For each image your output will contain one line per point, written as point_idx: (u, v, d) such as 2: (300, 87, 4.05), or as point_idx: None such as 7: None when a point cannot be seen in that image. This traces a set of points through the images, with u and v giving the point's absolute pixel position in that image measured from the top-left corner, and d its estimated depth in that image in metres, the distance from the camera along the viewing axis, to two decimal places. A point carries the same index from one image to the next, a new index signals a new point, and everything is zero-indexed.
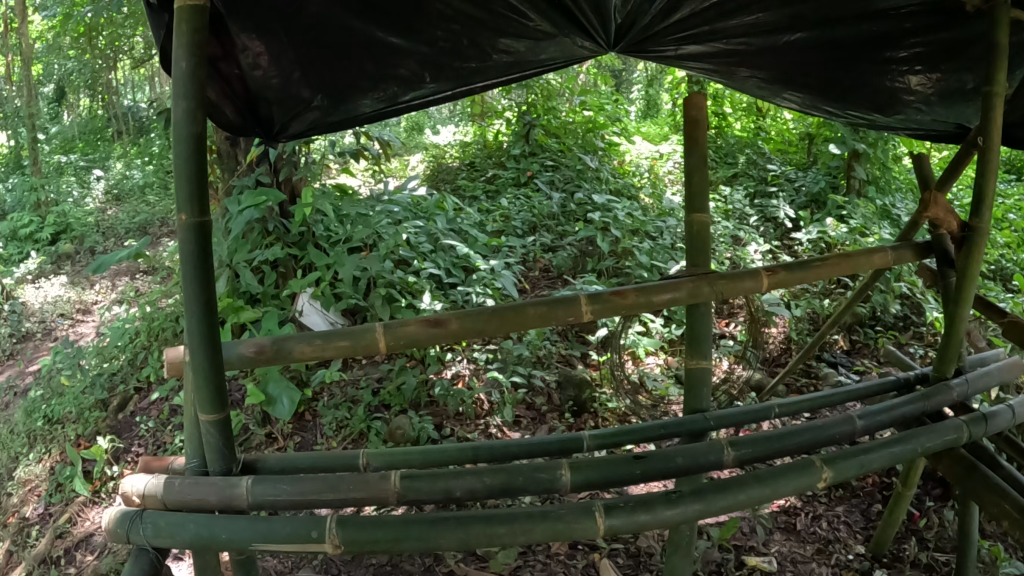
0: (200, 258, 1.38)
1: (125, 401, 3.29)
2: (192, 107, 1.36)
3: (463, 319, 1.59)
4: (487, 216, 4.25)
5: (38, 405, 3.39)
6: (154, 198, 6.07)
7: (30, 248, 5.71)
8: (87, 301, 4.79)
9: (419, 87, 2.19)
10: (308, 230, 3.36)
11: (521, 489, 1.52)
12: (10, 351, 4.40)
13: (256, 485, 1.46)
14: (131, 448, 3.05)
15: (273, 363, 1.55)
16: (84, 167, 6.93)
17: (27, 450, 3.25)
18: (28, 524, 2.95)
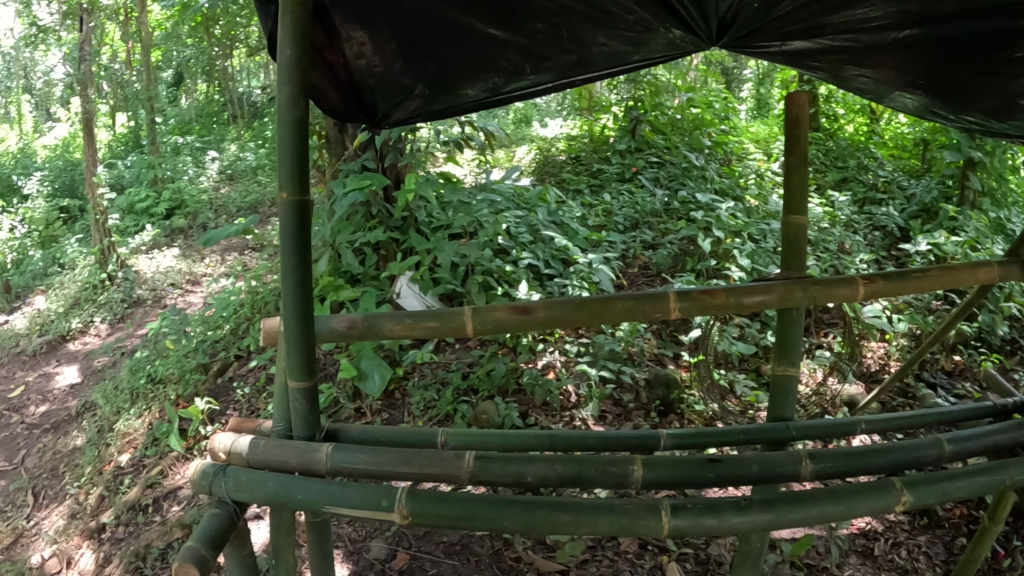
0: (297, 235, 1.42)
1: (224, 367, 3.41)
2: (294, 93, 1.39)
3: (551, 308, 1.60)
4: (590, 210, 4.28)
5: (143, 365, 3.58)
6: (265, 178, 6.28)
7: (146, 221, 6.00)
8: (197, 273, 4.99)
9: (520, 79, 2.20)
10: (410, 215, 3.43)
11: (593, 481, 1.50)
12: (122, 316, 4.65)
13: (335, 452, 1.50)
14: (225, 411, 3.16)
15: (364, 338, 1.59)
16: (200, 148, 7.23)
17: (128, 405, 3.41)
18: (122, 473, 3.09)
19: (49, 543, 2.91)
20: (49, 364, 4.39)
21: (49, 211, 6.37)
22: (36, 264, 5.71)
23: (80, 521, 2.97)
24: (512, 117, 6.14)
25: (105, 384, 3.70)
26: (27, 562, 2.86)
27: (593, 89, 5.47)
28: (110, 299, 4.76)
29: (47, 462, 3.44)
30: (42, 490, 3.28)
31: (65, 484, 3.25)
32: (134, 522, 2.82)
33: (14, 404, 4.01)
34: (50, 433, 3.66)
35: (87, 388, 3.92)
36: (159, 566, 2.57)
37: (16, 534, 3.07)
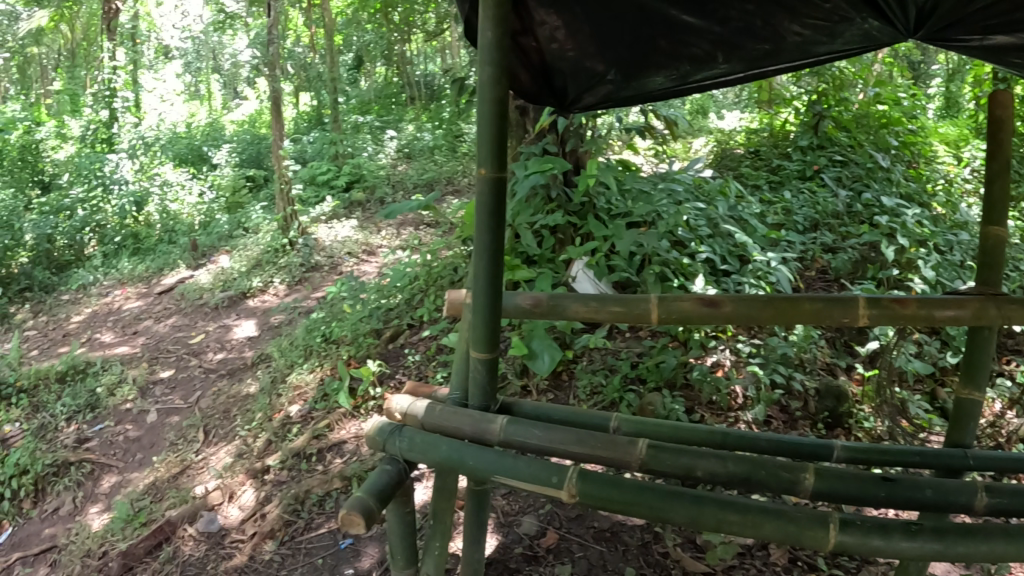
0: (494, 213, 1.41)
1: (397, 334, 3.58)
2: (496, 74, 1.35)
3: (738, 303, 1.56)
4: (768, 208, 4.14)
5: (318, 325, 3.80)
6: (441, 158, 6.51)
7: (326, 193, 6.35)
8: (373, 245, 5.24)
9: (712, 67, 2.15)
10: (590, 201, 3.44)
11: (762, 484, 1.44)
12: (300, 278, 4.97)
13: (509, 424, 1.53)
14: (395, 374, 3.32)
15: (547, 317, 1.63)
16: (378, 127, 7.56)
17: (300, 360, 3.63)
18: (290, 422, 3.29)
19: (217, 476, 3.08)
20: (230, 317, 4.73)
21: (237, 178, 6.88)
22: (223, 228, 6.15)
23: (246, 460, 3.16)
24: (688, 108, 6.07)
25: (281, 339, 3.96)
26: (194, 492, 3.02)
27: (774, 81, 5.29)
28: (290, 263, 5.10)
29: (221, 405, 3.67)
30: (212, 428, 3.50)
31: (235, 426, 3.45)
32: (298, 468, 2.99)
33: (194, 349, 4.36)
34: (224, 378, 3.94)
35: (263, 342, 4.21)
36: (316, 510, 2.73)
37: (185, 466, 3.26)
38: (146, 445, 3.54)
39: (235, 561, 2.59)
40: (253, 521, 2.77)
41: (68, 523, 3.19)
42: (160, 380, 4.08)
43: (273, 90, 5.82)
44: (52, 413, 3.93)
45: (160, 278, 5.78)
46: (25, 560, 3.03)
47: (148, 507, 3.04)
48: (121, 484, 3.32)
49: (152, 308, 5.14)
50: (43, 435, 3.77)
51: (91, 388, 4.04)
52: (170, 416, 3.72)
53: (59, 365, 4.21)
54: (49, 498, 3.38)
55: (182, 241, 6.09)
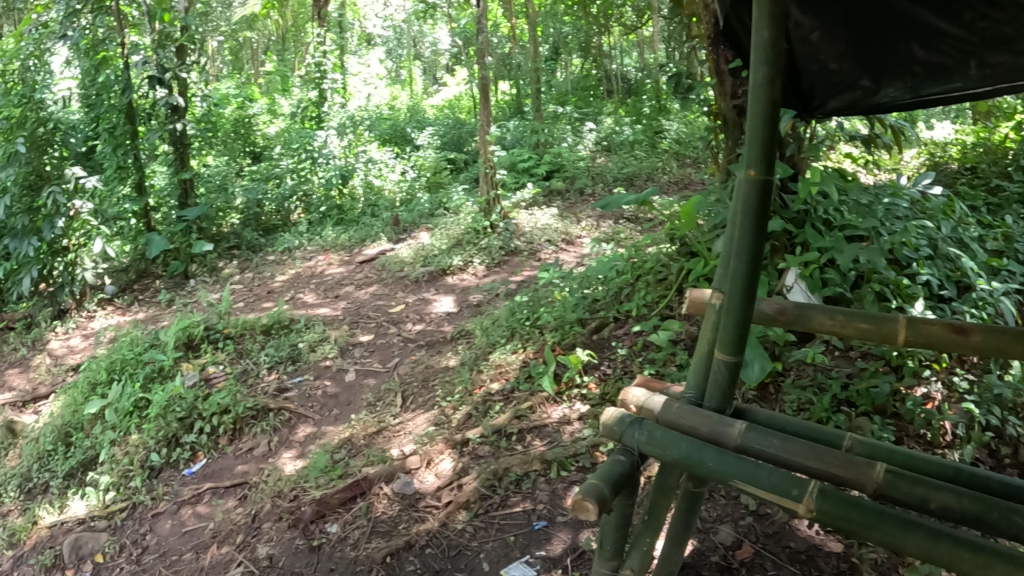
0: (757, 216, 1.37)
1: (602, 326, 3.65)
2: (771, 76, 1.30)
3: (987, 335, 1.35)
4: (988, 232, 3.69)
5: (522, 309, 3.95)
6: (641, 153, 6.80)
7: (527, 180, 6.59)
8: (573, 233, 5.42)
9: (955, 80, 1.98)
10: (809, 210, 3.27)
11: (1003, 532, 1.21)
12: (500, 261, 5.16)
13: (750, 431, 1.44)
14: (600, 366, 3.38)
15: (792, 325, 1.60)
16: (576, 118, 7.92)
17: (503, 340, 3.77)
18: (491, 398, 3.39)
19: (414, 443, 3.20)
20: (429, 291, 4.93)
21: (438, 159, 7.40)
22: (423, 206, 6.53)
23: (445, 430, 3.24)
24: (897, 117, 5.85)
25: (483, 319, 4.11)
26: (391, 454, 3.18)
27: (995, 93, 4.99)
28: (490, 245, 5.29)
29: (418, 373, 3.84)
30: (411, 397, 3.62)
31: (436, 396, 3.55)
32: (498, 445, 3.07)
33: (393, 318, 4.58)
34: (423, 348, 4.12)
35: (461, 319, 4.39)
36: (512, 489, 2.80)
37: (380, 428, 3.39)
38: (343, 403, 3.75)
39: (428, 524, 2.70)
40: (448, 490, 2.87)
41: (261, 463, 3.41)
42: (359, 343, 4.32)
43: (482, 77, 5.92)
44: (254, 361, 4.16)
45: (362, 249, 6.12)
46: (217, 491, 3.28)
47: (343, 463, 3.19)
48: (316, 435, 3.52)
49: (353, 276, 5.44)
50: (245, 379, 4.00)
51: (293, 342, 4.29)
52: (366, 378, 3.93)
53: (265, 319, 4.49)
54: (244, 438, 3.59)
55: (384, 215, 6.49)
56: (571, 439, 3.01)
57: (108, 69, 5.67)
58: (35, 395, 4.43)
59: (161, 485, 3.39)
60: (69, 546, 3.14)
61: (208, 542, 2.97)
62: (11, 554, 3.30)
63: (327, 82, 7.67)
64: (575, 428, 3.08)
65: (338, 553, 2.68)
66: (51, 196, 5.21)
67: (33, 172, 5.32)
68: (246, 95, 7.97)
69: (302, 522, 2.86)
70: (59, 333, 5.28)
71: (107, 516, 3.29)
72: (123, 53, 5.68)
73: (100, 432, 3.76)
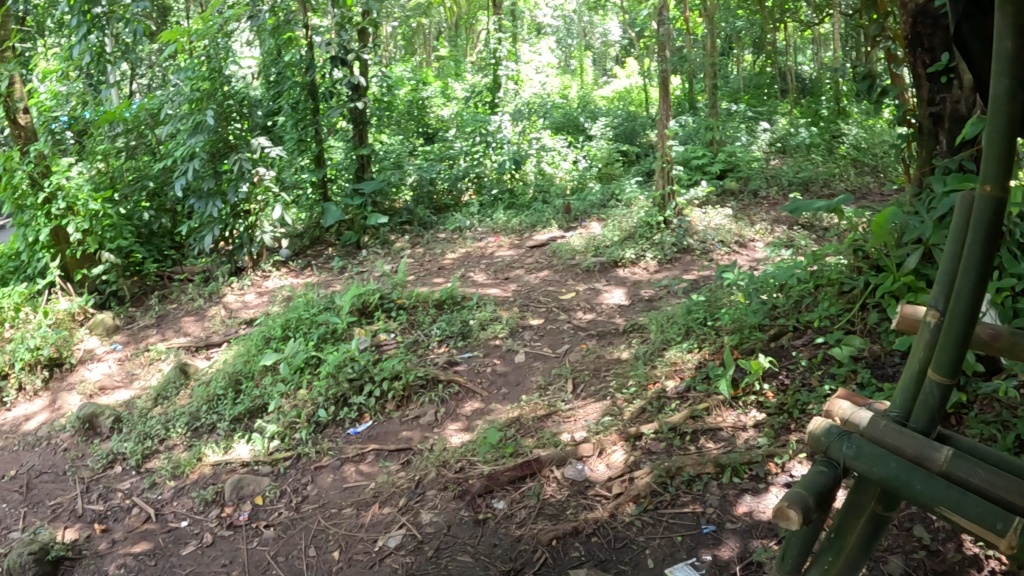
0: (990, 235, 1.24)
1: (781, 334, 3.64)
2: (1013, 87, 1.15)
3: None
4: None
5: (699, 309, 4.05)
6: (817, 158, 7.46)
7: (701, 177, 7.38)
8: (746, 236, 5.84)
9: None
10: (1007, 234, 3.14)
11: None
12: (672, 258, 5.62)
13: (958, 458, 1.36)
14: (780, 375, 3.37)
15: (1007, 351, 1.48)
16: (750, 118, 8.80)
17: (680, 337, 3.91)
18: (665, 396, 3.49)
19: (587, 432, 3.38)
20: (600, 281, 5.40)
21: (609, 151, 8.26)
22: (595, 197, 7.37)
23: (619, 422, 3.39)
24: None
25: (658, 315, 4.27)
26: (563, 438, 3.38)
27: None
28: (663, 241, 5.72)
29: (589, 362, 4.09)
30: (583, 384, 3.86)
31: (609, 387, 3.76)
32: (672, 443, 3.16)
33: (564, 306, 4.98)
34: (594, 338, 4.39)
35: (634, 311, 4.74)
36: (683, 488, 2.88)
37: (552, 411, 3.64)
38: (510, 382, 4.10)
39: (597, 513, 2.86)
40: (620, 482, 3.00)
41: (424, 432, 3.83)
42: (529, 326, 4.74)
43: (665, 68, 6.04)
44: (426, 333, 4.70)
45: (534, 233, 6.97)
46: (381, 453, 3.73)
47: (513, 441, 3.47)
48: (483, 411, 3.89)
49: (524, 260, 6.13)
50: (416, 349, 4.51)
51: (465, 319, 4.81)
52: (534, 360, 4.27)
53: (438, 294, 5.05)
54: (412, 406, 4.05)
55: (557, 202, 7.31)
56: (746, 446, 3.03)
57: (292, 49, 6.79)
58: (208, 342, 5.55)
59: (326, 441, 3.90)
60: (231, 486, 3.71)
61: (369, 501, 3.39)
62: (173, 483, 3.94)
63: (502, 69, 8.97)
64: (750, 435, 3.10)
65: (503, 529, 2.92)
66: (238, 163, 6.38)
67: (221, 140, 6.47)
68: (420, 78, 9.14)
69: (470, 494, 3.14)
70: (234, 288, 6.54)
71: (269, 463, 3.86)
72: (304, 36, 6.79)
73: (268, 384, 4.40)
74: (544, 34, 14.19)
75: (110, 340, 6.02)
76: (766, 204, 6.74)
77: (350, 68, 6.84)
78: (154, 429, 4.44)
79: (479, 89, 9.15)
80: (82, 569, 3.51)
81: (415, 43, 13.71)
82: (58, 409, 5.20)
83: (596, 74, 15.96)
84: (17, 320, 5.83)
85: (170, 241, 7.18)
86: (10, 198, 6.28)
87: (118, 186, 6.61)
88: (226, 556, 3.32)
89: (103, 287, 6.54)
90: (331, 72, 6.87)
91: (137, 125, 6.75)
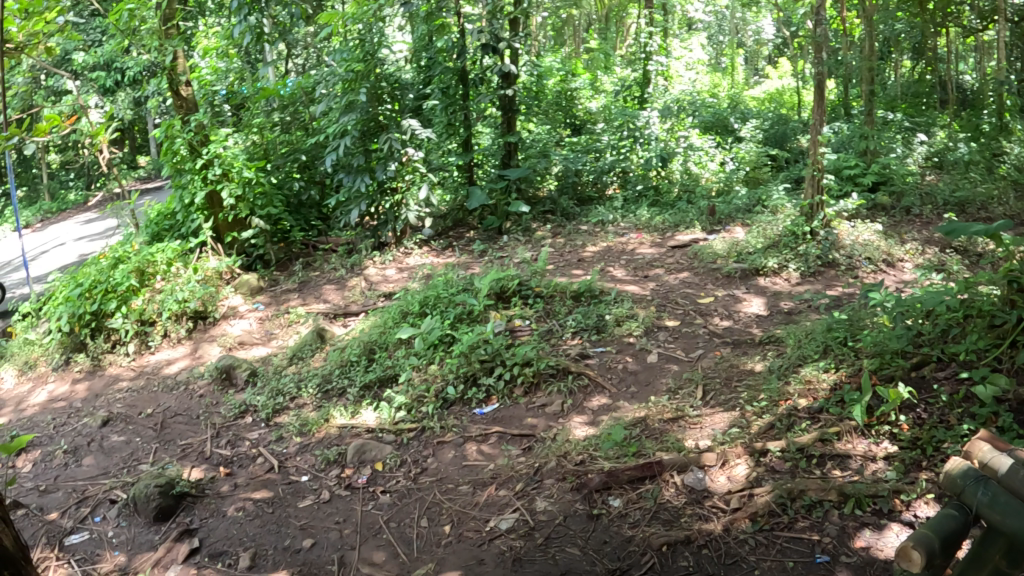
0: None
1: (923, 363, 3.54)
2: None
3: None
4: None
5: (839, 330, 4.01)
6: (975, 176, 7.21)
7: (851, 189, 7.33)
8: (895, 255, 5.80)
9: None
10: None
11: None
12: (816, 271, 5.68)
13: None
14: (918, 408, 3.28)
15: None
16: (906, 129, 8.45)
17: (817, 355, 3.91)
18: (796, 415, 3.47)
19: (711, 441, 3.42)
20: (741, 289, 5.54)
21: (759, 154, 8.37)
22: (739, 202, 7.49)
23: (746, 435, 3.40)
24: None
25: (796, 330, 4.30)
26: (686, 444, 3.43)
27: None
28: (807, 252, 5.79)
29: (722, 370, 4.13)
30: (712, 392, 3.90)
31: (739, 398, 3.79)
32: (798, 464, 3.14)
33: (701, 310, 5.10)
34: (729, 346, 4.46)
35: (772, 323, 4.79)
36: (802, 513, 2.86)
37: (679, 415, 3.71)
38: (641, 382, 4.19)
39: (711, 526, 2.90)
40: (738, 496, 3.02)
41: (552, 421, 3.98)
42: (666, 327, 4.83)
43: (819, 71, 5.86)
44: (560, 323, 4.97)
45: (677, 234, 7.17)
46: (504, 436, 3.92)
47: (637, 441, 3.55)
48: (609, 407, 4.00)
49: (664, 259, 6.39)
50: (550, 338, 4.78)
51: (604, 314, 4.99)
52: (668, 362, 4.36)
53: (576, 286, 5.33)
54: (539, 394, 4.24)
55: (702, 203, 7.53)
56: (873, 478, 2.98)
57: (444, 36, 7.35)
58: (347, 311, 5.95)
59: (451, 418, 4.16)
60: (354, 449, 3.97)
61: (487, 481, 3.57)
62: (300, 440, 4.24)
63: (651, 63, 9.48)
64: (879, 467, 3.04)
65: (614, 527, 3.01)
66: (388, 143, 6.89)
67: (371, 120, 7.10)
68: (570, 70, 9.42)
69: (588, 488, 3.26)
70: (376, 261, 7.13)
71: (393, 432, 4.12)
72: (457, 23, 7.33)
73: (402, 356, 4.75)
74: (695, 30, 14.31)
75: (252, 300, 6.56)
76: (918, 223, 6.69)
77: (501, 56, 7.36)
78: (287, 387, 4.80)
79: (628, 82, 9.61)
80: (203, 507, 3.73)
81: (567, 34, 14.05)
82: (199, 357, 5.66)
83: (747, 74, 15.77)
84: (168, 273, 6.30)
85: (317, 213, 7.83)
86: (172, 163, 6.91)
87: (271, 157, 7.35)
88: (340, 514, 3.53)
89: (251, 250, 7.16)
90: (481, 60, 7.52)
91: (293, 102, 7.44)
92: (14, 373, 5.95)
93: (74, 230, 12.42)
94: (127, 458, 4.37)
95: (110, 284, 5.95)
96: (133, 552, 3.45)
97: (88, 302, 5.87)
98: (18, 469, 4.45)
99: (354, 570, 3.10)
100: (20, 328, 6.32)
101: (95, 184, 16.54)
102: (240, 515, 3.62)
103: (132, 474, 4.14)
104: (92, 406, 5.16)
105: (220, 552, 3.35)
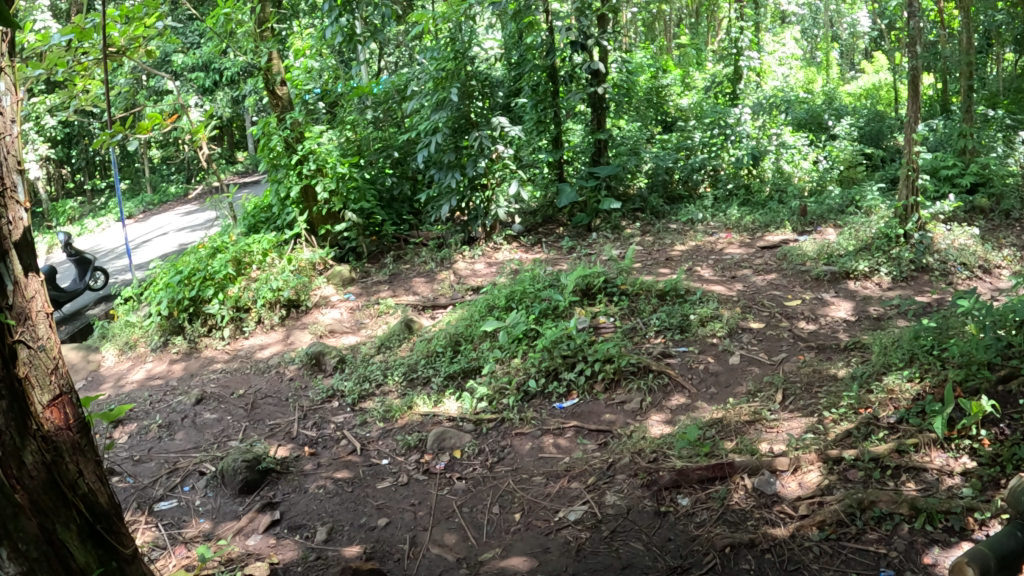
0: None
1: (1012, 376, 3.42)
2: None
3: None
4: None
5: (927, 338, 3.91)
6: None
7: (949, 190, 7.08)
8: (991, 261, 5.60)
9: None
10: None
11: None
12: (908, 276, 5.52)
13: None
14: (1002, 423, 3.18)
15: None
16: (1008, 127, 8.02)
17: (902, 364, 3.82)
18: (875, 425, 3.41)
19: (786, 446, 3.39)
20: (828, 293, 5.42)
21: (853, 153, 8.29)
22: (833, 203, 7.32)
23: (821, 442, 3.36)
24: None
25: (882, 337, 4.21)
26: (761, 447, 3.42)
27: None
28: (901, 256, 5.64)
29: (804, 375, 4.08)
30: (792, 398, 3.87)
31: (818, 404, 3.74)
32: (871, 474, 3.10)
33: (787, 313, 5.03)
34: (812, 351, 4.40)
35: (859, 329, 4.69)
36: (871, 524, 2.83)
37: (756, 418, 3.69)
38: (721, 383, 4.19)
39: (777, 530, 2.89)
40: (808, 503, 3.00)
41: (629, 418, 4.03)
42: (748, 329, 4.80)
43: (914, 65, 5.59)
44: (645, 322, 5.00)
45: (767, 234, 7.05)
46: (582, 431, 3.99)
47: (711, 441, 3.56)
48: (687, 407, 4.01)
49: (752, 259, 6.31)
50: (633, 337, 4.83)
51: (685, 314, 4.99)
52: (749, 364, 4.33)
53: (661, 285, 5.33)
54: (619, 391, 4.29)
55: (793, 203, 7.38)
56: (947, 493, 2.92)
57: (533, 33, 7.43)
58: (435, 303, 6.12)
59: (531, 411, 4.26)
60: (434, 437, 4.11)
61: (560, 474, 3.64)
62: (382, 425, 4.41)
63: (743, 59, 9.12)
64: (956, 483, 2.98)
65: (681, 525, 3.04)
66: (479, 139, 7.03)
67: (462, 117, 7.27)
68: (661, 65, 9.36)
69: (657, 486, 3.29)
70: (465, 256, 7.29)
71: (474, 421, 4.25)
72: (547, 21, 7.37)
73: (487, 348, 4.90)
74: (787, 26, 14.09)
75: (343, 291, 6.82)
76: (1018, 227, 6.40)
77: (589, 53, 7.40)
78: (373, 373, 4.99)
79: (720, 78, 9.48)
80: (286, 483, 3.93)
81: (654, 31, 13.97)
82: (290, 344, 5.93)
83: (842, 70, 15.39)
84: (264, 263, 6.60)
85: (409, 207, 8.12)
86: (268, 158, 7.20)
87: (365, 153, 7.65)
88: (416, 497, 3.67)
89: (344, 242, 7.46)
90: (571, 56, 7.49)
91: (387, 100, 7.73)
92: (115, 352, 6.26)
93: (176, 220, 13.08)
94: (219, 434, 4.63)
95: (208, 271, 6.27)
96: (217, 520, 3.63)
97: (187, 289, 6.21)
98: (115, 439, 4.72)
99: (424, 549, 3.22)
100: (122, 310, 6.69)
101: (194, 178, 17.36)
102: (322, 492, 3.81)
103: (222, 449, 4.39)
104: (187, 385, 5.48)
105: (299, 525, 3.52)
